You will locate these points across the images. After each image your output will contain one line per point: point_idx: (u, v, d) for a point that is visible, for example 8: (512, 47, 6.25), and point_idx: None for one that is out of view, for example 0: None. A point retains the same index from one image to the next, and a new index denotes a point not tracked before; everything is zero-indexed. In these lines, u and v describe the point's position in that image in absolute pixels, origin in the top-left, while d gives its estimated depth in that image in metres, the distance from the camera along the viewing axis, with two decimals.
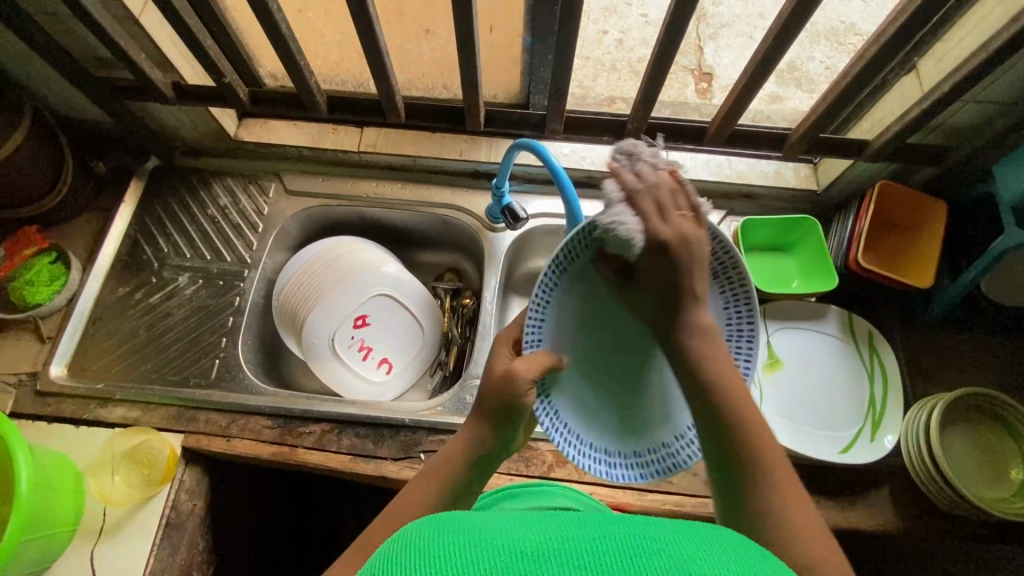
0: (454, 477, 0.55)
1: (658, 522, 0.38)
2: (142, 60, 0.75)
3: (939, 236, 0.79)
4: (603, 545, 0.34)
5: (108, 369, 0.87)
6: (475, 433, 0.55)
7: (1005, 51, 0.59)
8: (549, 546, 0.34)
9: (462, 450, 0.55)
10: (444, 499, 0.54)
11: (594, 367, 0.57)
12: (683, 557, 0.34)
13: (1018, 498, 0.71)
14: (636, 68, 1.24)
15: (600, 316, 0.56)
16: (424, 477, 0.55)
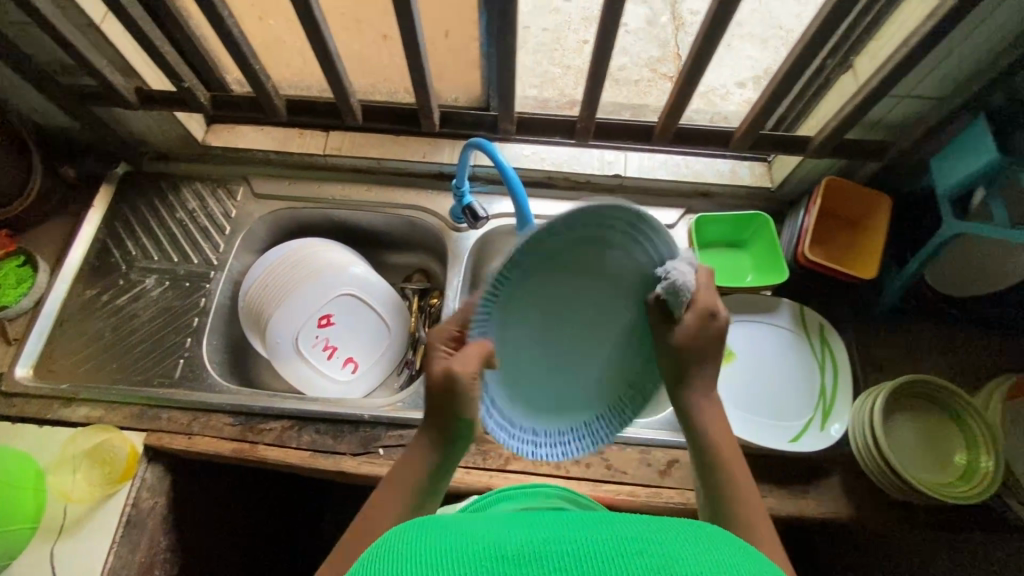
0: (419, 475, 0.57)
1: (643, 523, 0.38)
2: (103, 66, 0.77)
3: (883, 229, 0.82)
4: (586, 546, 0.35)
5: (74, 369, 0.88)
6: (435, 433, 0.56)
7: (924, 45, 0.61)
8: (533, 550, 0.35)
9: (425, 448, 0.57)
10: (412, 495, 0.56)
11: (529, 355, 0.57)
12: (663, 556, 0.34)
13: (962, 483, 0.72)
14: (615, 76, 1.26)
15: (544, 307, 0.55)
16: (390, 485, 0.57)
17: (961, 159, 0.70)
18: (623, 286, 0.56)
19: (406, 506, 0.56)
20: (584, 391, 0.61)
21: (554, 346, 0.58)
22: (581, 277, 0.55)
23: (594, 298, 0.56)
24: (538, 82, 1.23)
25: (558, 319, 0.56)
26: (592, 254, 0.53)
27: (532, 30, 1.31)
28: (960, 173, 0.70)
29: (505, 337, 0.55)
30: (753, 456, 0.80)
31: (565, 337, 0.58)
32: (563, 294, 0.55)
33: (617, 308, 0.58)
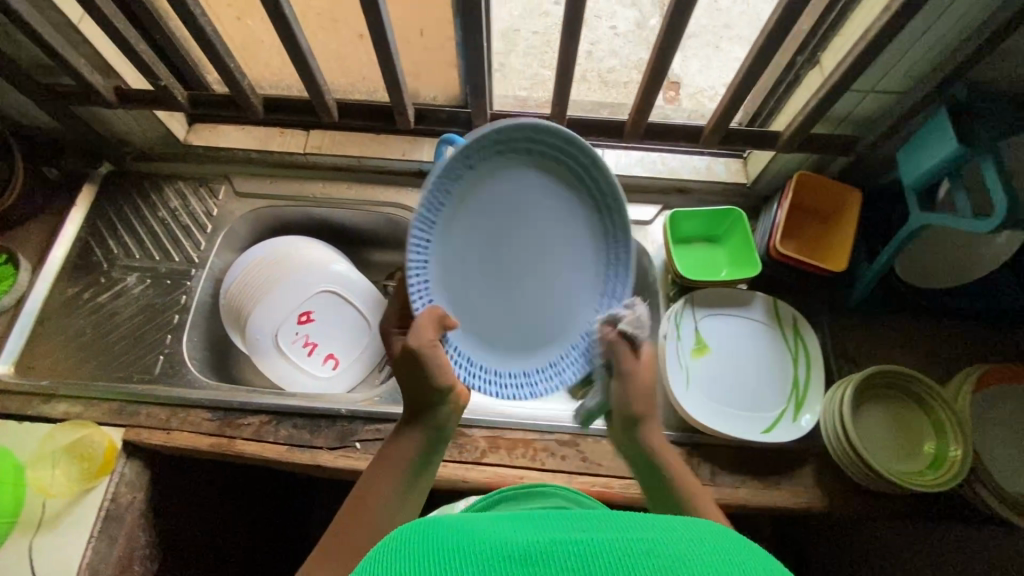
0: (410, 453, 0.59)
1: (652, 523, 0.38)
2: (81, 65, 0.78)
3: (853, 222, 0.83)
4: (593, 546, 0.35)
5: (55, 366, 0.88)
6: (426, 415, 0.60)
7: (880, 39, 0.63)
8: (538, 551, 0.35)
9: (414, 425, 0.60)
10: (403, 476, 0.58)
11: (480, 298, 0.65)
12: (670, 557, 0.34)
13: (933, 470, 0.73)
14: (604, 79, 1.27)
15: (479, 241, 0.63)
16: (379, 472, 0.58)
17: (924, 151, 0.71)
18: (542, 203, 0.64)
19: (398, 488, 0.57)
20: (555, 323, 0.67)
21: (503, 284, 0.65)
22: (503, 207, 0.63)
23: (523, 223, 0.64)
24: (528, 85, 1.23)
25: (499, 253, 0.64)
26: (497, 186, 0.62)
27: (521, 34, 1.29)
28: (924, 165, 0.71)
29: (445, 282, 0.63)
30: (727, 448, 0.81)
31: (511, 271, 0.65)
32: (492, 231, 0.63)
33: (549, 226, 0.65)
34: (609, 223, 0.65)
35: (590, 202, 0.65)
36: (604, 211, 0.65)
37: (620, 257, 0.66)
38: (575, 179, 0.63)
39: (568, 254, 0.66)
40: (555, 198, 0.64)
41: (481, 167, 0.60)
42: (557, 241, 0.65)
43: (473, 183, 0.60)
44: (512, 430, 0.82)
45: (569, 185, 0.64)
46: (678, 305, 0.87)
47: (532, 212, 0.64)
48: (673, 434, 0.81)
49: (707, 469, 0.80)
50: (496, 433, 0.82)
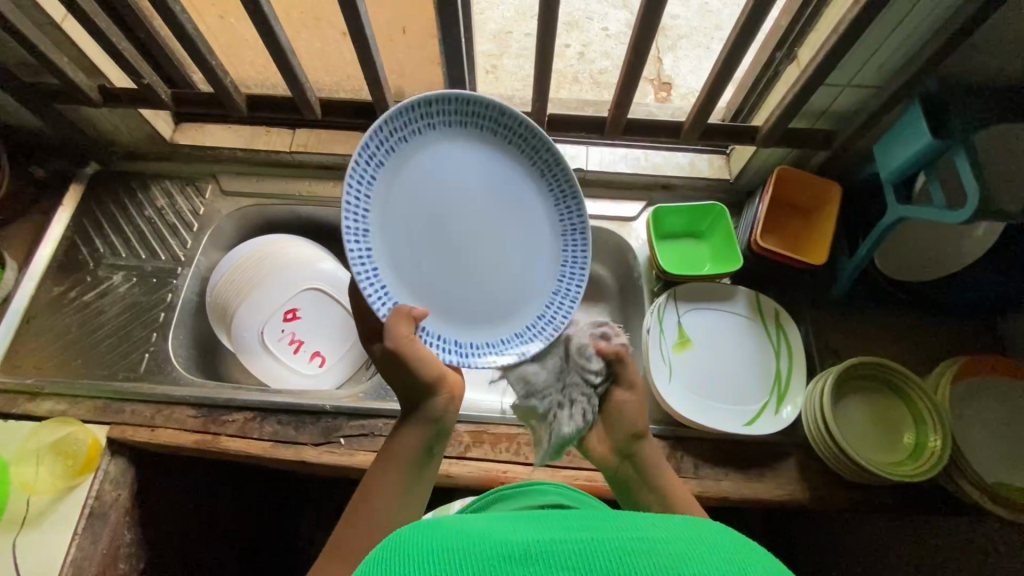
0: (411, 448, 0.60)
1: (650, 525, 0.39)
2: (66, 64, 0.78)
3: (834, 215, 0.83)
4: (592, 545, 0.36)
5: (40, 364, 0.89)
6: (425, 410, 0.61)
7: (850, 33, 0.64)
8: (540, 551, 0.36)
9: (412, 418, 0.61)
10: (406, 470, 0.60)
11: (440, 280, 0.65)
12: (666, 557, 0.35)
13: (912, 461, 0.74)
14: (595, 79, 1.27)
15: (423, 220, 0.64)
16: (382, 469, 0.60)
17: (900, 144, 0.71)
18: (469, 169, 0.65)
19: (403, 482, 0.59)
20: (526, 278, 0.68)
21: (460, 257, 0.65)
22: (439, 185, 0.64)
23: (456, 192, 0.65)
24: (519, 85, 1.24)
25: (444, 226, 0.65)
26: (418, 166, 0.63)
27: (513, 35, 1.30)
28: (900, 158, 0.72)
29: (398, 267, 0.63)
30: (710, 441, 0.81)
31: (463, 242, 0.65)
32: (432, 210, 0.64)
33: (484, 185, 0.66)
34: (539, 161, 0.67)
35: (513, 149, 0.67)
36: (531, 152, 0.67)
37: (562, 188, 0.68)
38: (489, 131, 0.65)
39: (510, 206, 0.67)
40: (479, 158, 0.65)
41: (396, 156, 0.61)
42: (495, 196, 0.66)
43: (400, 169, 0.62)
44: (496, 424, 0.83)
45: (487, 140, 0.66)
46: (661, 299, 0.87)
47: (461, 179, 0.65)
48: (656, 427, 0.82)
49: (690, 462, 0.80)
50: (481, 428, 0.82)
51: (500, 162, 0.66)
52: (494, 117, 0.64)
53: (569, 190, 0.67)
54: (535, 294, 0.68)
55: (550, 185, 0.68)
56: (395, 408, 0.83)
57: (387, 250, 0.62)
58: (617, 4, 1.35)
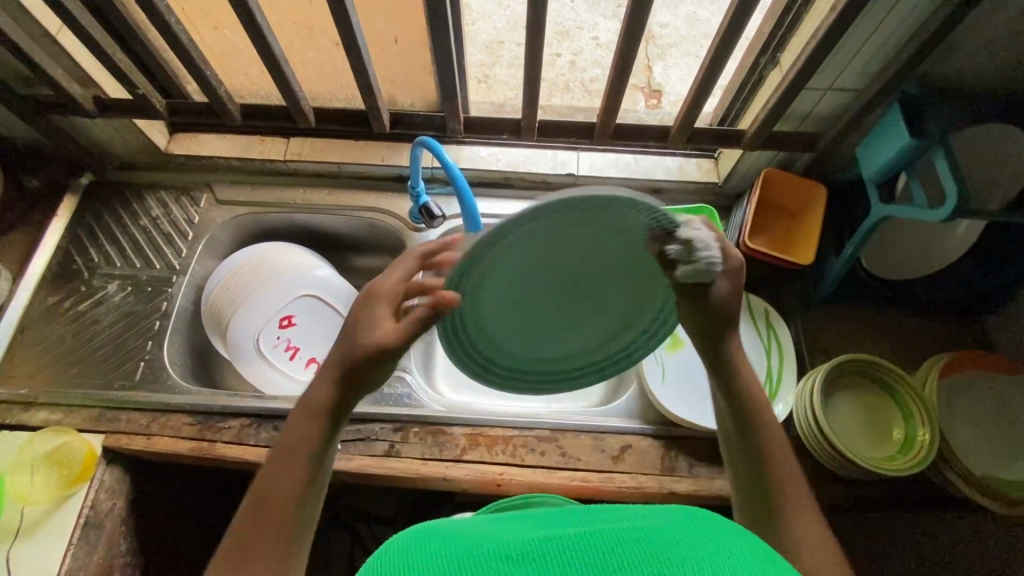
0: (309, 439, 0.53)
1: (644, 517, 0.41)
2: (60, 76, 0.79)
3: (817, 216, 0.86)
4: (582, 538, 0.38)
5: (34, 374, 0.88)
6: (330, 396, 0.55)
7: (829, 38, 0.66)
8: (525, 549, 0.38)
9: (313, 411, 0.55)
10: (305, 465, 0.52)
11: (546, 329, 0.66)
12: (657, 544, 0.36)
13: (902, 454, 0.75)
14: (587, 88, 1.29)
15: (514, 298, 0.61)
16: (279, 471, 0.51)
17: (880, 145, 0.74)
18: (535, 246, 0.56)
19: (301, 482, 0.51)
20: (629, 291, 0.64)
21: (559, 305, 0.64)
22: (527, 267, 0.59)
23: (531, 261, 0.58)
24: (511, 94, 1.25)
25: (530, 284, 0.61)
26: (484, 274, 0.56)
27: (505, 45, 1.32)
28: (880, 158, 0.74)
29: (500, 338, 0.65)
30: (704, 439, 0.82)
31: (556, 293, 0.63)
32: (516, 289, 0.61)
33: (556, 247, 0.57)
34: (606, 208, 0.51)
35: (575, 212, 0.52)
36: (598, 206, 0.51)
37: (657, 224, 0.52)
38: (539, 217, 0.51)
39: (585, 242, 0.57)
40: (542, 236, 0.54)
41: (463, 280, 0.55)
42: (570, 245, 0.57)
43: (486, 274, 0.57)
44: (492, 427, 0.83)
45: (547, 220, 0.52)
46: None
47: (528, 256, 0.57)
48: (651, 427, 0.84)
49: (685, 461, 0.81)
50: (477, 431, 0.83)
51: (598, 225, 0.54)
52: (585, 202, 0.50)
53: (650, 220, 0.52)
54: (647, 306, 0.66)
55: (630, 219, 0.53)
56: (391, 412, 0.84)
57: (488, 341, 0.65)
58: (607, 14, 1.38)
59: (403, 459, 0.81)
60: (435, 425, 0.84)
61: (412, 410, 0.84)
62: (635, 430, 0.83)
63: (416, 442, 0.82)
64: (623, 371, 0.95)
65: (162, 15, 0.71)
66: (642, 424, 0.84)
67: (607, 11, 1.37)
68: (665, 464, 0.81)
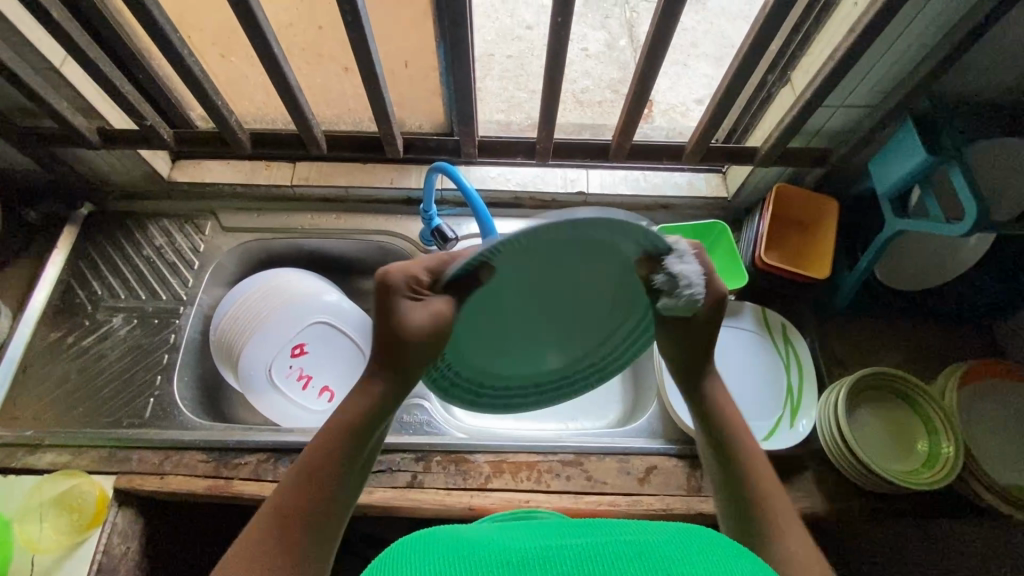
0: (359, 418, 0.50)
1: (647, 531, 0.41)
2: (64, 108, 0.77)
3: (833, 231, 0.86)
4: (583, 550, 0.38)
5: (40, 415, 0.86)
6: (381, 376, 0.51)
7: (845, 61, 0.67)
8: (532, 554, 0.39)
9: (367, 393, 0.51)
10: (349, 447, 0.50)
11: (532, 354, 0.61)
12: (658, 566, 0.37)
13: (926, 469, 0.75)
14: (580, 99, 1.28)
15: (496, 315, 0.55)
16: (324, 447, 0.49)
17: (893, 162, 0.74)
18: (515, 277, 0.50)
19: (340, 466, 0.49)
20: (621, 314, 0.58)
21: (533, 323, 0.58)
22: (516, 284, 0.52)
23: (507, 292, 0.52)
24: (504, 107, 1.24)
25: (505, 309, 0.55)
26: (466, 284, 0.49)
27: (495, 58, 1.30)
28: (894, 175, 0.75)
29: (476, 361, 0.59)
30: None
31: (527, 314, 0.57)
32: (489, 313, 0.54)
33: (540, 273, 0.51)
34: (619, 235, 0.45)
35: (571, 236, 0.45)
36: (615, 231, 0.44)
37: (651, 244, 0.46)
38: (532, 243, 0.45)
39: (585, 268, 0.52)
40: (520, 264, 0.48)
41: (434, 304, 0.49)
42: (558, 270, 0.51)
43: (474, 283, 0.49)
44: (515, 453, 0.82)
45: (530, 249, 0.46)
46: None
47: (506, 284, 0.51)
48: (675, 447, 0.83)
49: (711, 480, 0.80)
50: (500, 458, 0.82)
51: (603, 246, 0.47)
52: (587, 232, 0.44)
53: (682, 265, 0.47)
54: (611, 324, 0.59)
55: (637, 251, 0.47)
56: (412, 442, 0.82)
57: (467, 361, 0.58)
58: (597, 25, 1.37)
59: (427, 489, 0.79)
60: (457, 453, 0.83)
61: (434, 439, 0.83)
62: (659, 450, 0.83)
63: (439, 472, 0.81)
64: (641, 390, 0.94)
65: (174, 47, 0.69)
66: (666, 444, 0.83)
67: (596, 22, 1.36)
68: (692, 485, 0.80)
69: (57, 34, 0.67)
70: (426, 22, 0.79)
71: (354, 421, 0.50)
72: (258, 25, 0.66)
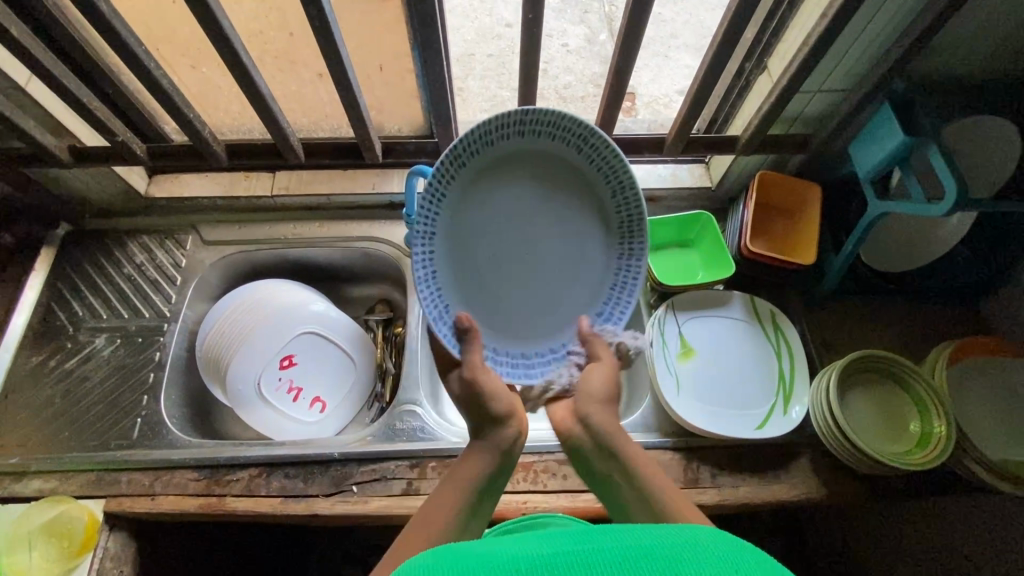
0: (478, 474, 0.59)
1: (655, 531, 0.41)
2: (33, 128, 0.76)
3: (817, 220, 0.86)
4: (591, 556, 0.38)
5: (24, 441, 0.84)
6: (494, 438, 0.61)
7: (820, 44, 0.66)
8: (539, 562, 0.38)
9: (484, 456, 0.60)
10: (469, 499, 0.57)
11: (533, 313, 0.65)
12: (666, 565, 0.36)
13: (920, 449, 0.75)
14: (562, 94, 1.28)
15: (491, 264, 0.63)
16: (448, 494, 0.57)
17: (873, 145, 0.74)
18: (482, 208, 0.62)
19: (463, 515, 0.56)
20: (602, 243, 0.64)
21: (524, 280, 0.64)
22: (495, 223, 0.62)
23: (491, 234, 0.62)
24: (487, 106, 1.23)
25: (498, 261, 0.63)
26: (449, 222, 0.61)
27: (475, 57, 1.29)
28: (874, 158, 0.75)
29: (487, 321, 0.65)
30: (725, 448, 0.81)
31: (515, 268, 0.64)
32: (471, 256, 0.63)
33: (504, 205, 0.62)
34: (550, 138, 0.59)
35: (511, 148, 0.60)
36: (542, 134, 0.59)
37: (577, 133, 0.59)
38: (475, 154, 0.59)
39: (543, 201, 0.63)
40: (483, 192, 0.61)
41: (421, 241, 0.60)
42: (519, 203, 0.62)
43: (456, 224, 0.61)
44: None
45: (479, 165, 0.60)
46: (660, 313, 0.89)
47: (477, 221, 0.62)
48: (670, 440, 0.82)
49: (708, 471, 0.80)
50: None
51: (545, 156, 0.61)
52: (524, 133, 0.59)
53: (606, 143, 0.58)
54: (601, 272, 0.65)
55: (574, 155, 0.60)
56: (406, 449, 0.81)
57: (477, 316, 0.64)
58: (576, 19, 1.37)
59: (423, 496, 0.79)
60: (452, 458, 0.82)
61: (428, 446, 0.82)
62: (654, 445, 0.82)
63: (434, 478, 0.80)
64: (634, 385, 0.94)
65: (142, 62, 0.68)
66: (661, 438, 0.83)
67: (575, 16, 1.36)
68: (688, 476, 0.80)
69: (19, 52, 0.66)
70: (399, 25, 0.78)
71: (474, 473, 0.59)
72: (225, 35, 0.64)
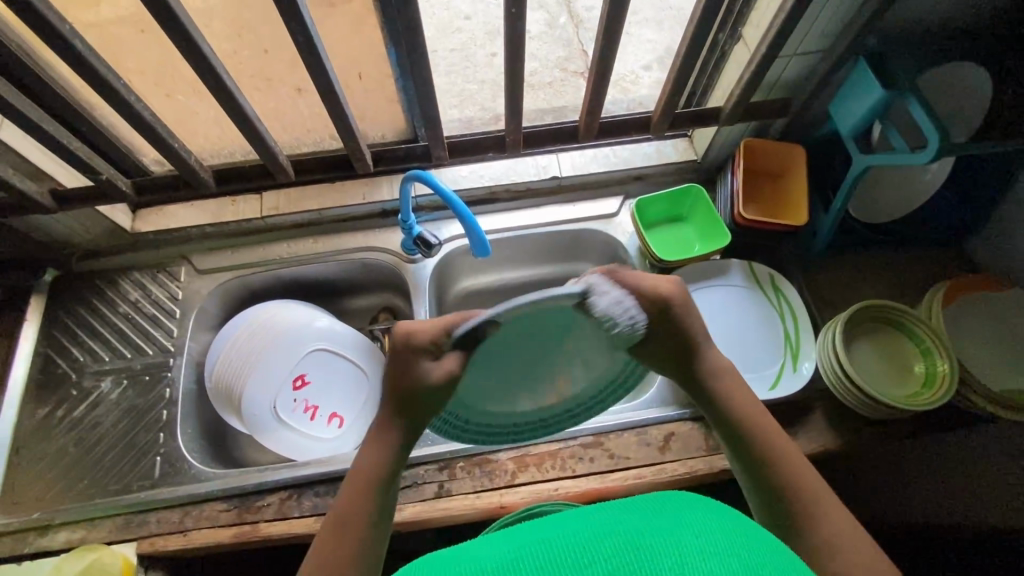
0: (374, 477, 0.55)
1: (626, 512, 0.42)
2: (12, 176, 0.74)
3: (804, 176, 0.88)
4: (559, 542, 0.39)
5: (43, 494, 0.83)
6: (387, 435, 0.56)
7: (796, 9, 0.68)
8: (512, 554, 0.39)
9: (377, 456, 0.55)
10: (369, 507, 0.54)
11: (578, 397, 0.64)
12: (627, 542, 0.37)
13: (927, 389, 0.78)
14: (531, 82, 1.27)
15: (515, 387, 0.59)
16: (346, 505, 0.54)
17: (852, 101, 0.76)
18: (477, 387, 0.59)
19: (365, 528, 0.53)
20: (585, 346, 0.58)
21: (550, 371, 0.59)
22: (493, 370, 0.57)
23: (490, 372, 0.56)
24: (457, 101, 1.22)
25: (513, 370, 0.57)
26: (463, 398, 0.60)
27: (439, 53, 1.28)
28: (855, 113, 0.77)
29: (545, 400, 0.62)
30: None
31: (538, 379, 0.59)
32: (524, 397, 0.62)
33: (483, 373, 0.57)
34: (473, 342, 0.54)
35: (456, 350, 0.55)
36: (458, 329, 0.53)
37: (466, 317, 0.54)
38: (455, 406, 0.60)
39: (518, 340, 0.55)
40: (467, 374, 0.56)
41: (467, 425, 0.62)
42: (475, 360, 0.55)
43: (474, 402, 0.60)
44: (536, 445, 0.83)
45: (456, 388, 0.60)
46: None
47: (475, 384, 0.59)
48: (689, 411, 0.84)
49: None
50: (523, 452, 0.82)
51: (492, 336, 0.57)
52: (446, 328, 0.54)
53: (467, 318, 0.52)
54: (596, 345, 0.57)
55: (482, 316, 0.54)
56: (434, 452, 0.82)
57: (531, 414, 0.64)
58: (535, 5, 1.36)
59: (456, 496, 0.80)
60: (480, 455, 0.83)
61: (453, 446, 0.83)
62: (674, 417, 0.84)
63: (465, 476, 0.81)
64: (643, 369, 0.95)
65: (121, 95, 0.67)
66: (680, 410, 0.85)
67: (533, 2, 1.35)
68: (710, 443, 0.82)
69: None
70: (374, 30, 0.77)
71: (368, 478, 0.55)
72: (208, 61, 0.64)
